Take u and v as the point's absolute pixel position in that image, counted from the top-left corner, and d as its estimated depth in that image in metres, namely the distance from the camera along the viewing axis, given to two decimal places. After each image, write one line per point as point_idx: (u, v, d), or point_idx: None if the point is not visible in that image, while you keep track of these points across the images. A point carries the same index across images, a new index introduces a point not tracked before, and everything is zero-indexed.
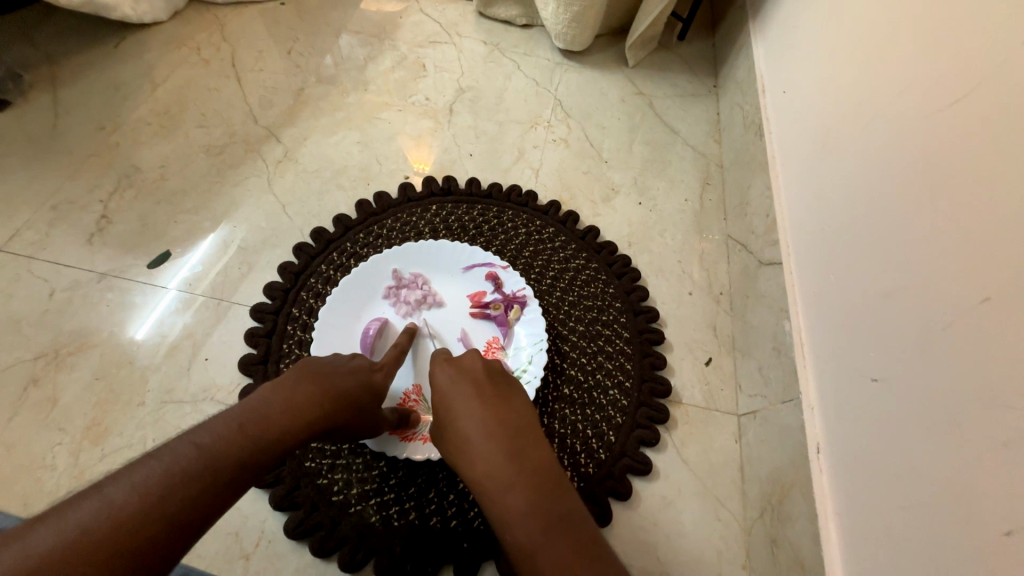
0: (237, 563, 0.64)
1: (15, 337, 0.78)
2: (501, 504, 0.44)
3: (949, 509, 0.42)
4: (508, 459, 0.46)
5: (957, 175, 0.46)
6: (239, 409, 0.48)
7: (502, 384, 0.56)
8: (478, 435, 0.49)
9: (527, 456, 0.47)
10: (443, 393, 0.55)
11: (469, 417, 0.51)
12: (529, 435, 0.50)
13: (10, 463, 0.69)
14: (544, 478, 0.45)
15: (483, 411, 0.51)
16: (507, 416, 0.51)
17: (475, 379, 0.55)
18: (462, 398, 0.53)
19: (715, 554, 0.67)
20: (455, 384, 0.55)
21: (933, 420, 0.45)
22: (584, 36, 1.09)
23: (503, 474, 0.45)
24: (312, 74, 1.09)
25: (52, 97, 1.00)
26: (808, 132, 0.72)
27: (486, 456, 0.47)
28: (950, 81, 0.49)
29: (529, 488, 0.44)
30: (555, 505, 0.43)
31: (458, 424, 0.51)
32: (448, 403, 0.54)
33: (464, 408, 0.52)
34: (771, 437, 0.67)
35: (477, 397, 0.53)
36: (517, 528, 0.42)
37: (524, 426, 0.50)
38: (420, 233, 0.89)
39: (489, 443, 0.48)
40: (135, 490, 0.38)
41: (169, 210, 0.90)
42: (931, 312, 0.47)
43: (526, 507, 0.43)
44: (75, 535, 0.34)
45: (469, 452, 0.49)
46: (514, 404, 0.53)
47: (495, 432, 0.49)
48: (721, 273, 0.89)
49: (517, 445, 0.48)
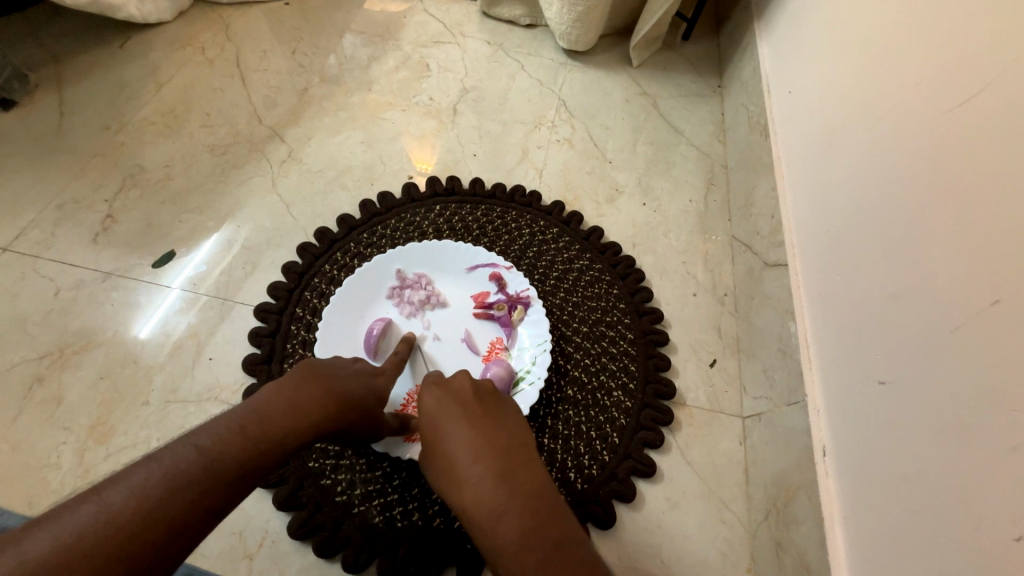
0: (240, 563, 0.64)
1: (20, 337, 0.78)
2: (491, 529, 0.43)
3: (959, 512, 0.41)
4: (498, 481, 0.45)
5: (965, 175, 0.46)
6: (240, 410, 0.47)
7: (491, 405, 0.55)
8: (466, 458, 0.48)
9: (518, 476, 0.46)
10: (430, 416, 0.54)
11: (457, 439, 0.50)
12: (520, 455, 0.48)
13: (15, 462, 0.69)
14: (536, 499, 0.44)
15: (471, 432, 0.50)
16: (497, 437, 0.50)
17: (463, 401, 0.54)
18: (450, 421, 0.52)
19: (719, 557, 0.67)
20: (443, 407, 0.54)
21: (937, 428, 0.44)
22: (588, 36, 1.09)
23: (493, 495, 0.44)
24: (316, 74, 1.09)
25: (57, 97, 1.00)
26: (813, 132, 0.72)
27: (474, 481, 0.46)
28: (960, 81, 0.48)
29: (520, 511, 0.43)
30: (549, 528, 0.42)
31: (447, 448, 0.50)
32: (435, 427, 0.52)
33: (452, 430, 0.51)
34: (776, 440, 0.67)
35: (466, 418, 0.52)
36: (509, 555, 0.41)
37: (515, 446, 0.49)
38: (424, 233, 0.88)
39: (477, 465, 0.47)
40: (133, 493, 0.38)
41: (174, 210, 0.90)
42: (938, 316, 0.46)
43: (518, 532, 0.42)
44: (71, 539, 0.34)
45: (457, 475, 0.48)
46: (505, 423, 0.52)
47: (483, 454, 0.48)
48: (725, 274, 0.88)
49: (507, 466, 0.47)
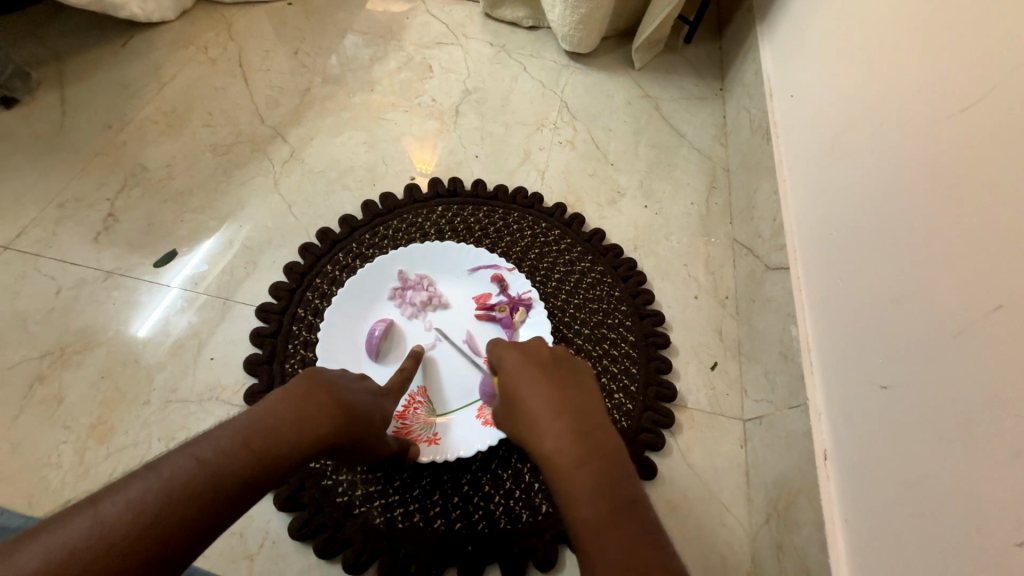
0: (241, 563, 0.64)
1: (20, 335, 0.78)
2: (567, 477, 0.42)
3: (963, 519, 0.41)
4: (577, 436, 0.44)
5: (969, 179, 0.46)
6: (247, 418, 0.46)
7: (566, 367, 0.52)
8: (546, 411, 0.47)
9: (597, 436, 0.45)
10: (510, 373, 0.52)
11: (536, 396, 0.48)
12: (597, 416, 0.47)
13: (15, 461, 0.69)
14: (614, 458, 0.43)
15: (549, 389, 0.49)
16: (576, 397, 0.48)
17: (540, 362, 0.52)
18: (528, 378, 0.50)
19: (720, 559, 0.67)
20: (522, 365, 0.52)
21: (943, 427, 0.44)
22: (590, 38, 1.09)
23: (572, 450, 0.43)
24: (318, 74, 1.09)
25: (59, 95, 1.00)
26: (815, 136, 0.72)
27: (554, 434, 0.45)
28: (961, 87, 0.49)
29: (598, 468, 0.42)
30: (624, 485, 0.42)
31: (526, 403, 0.48)
32: (514, 386, 0.50)
33: (531, 387, 0.49)
34: (777, 442, 0.67)
35: (545, 378, 0.50)
36: (583, 503, 0.41)
37: (594, 407, 0.48)
38: (426, 234, 0.89)
39: (558, 420, 0.46)
40: (130, 507, 0.37)
41: (175, 209, 0.90)
42: (944, 319, 0.46)
43: (595, 487, 0.41)
44: (63, 555, 0.34)
45: (535, 430, 0.46)
46: (583, 386, 0.51)
47: (563, 411, 0.46)
48: (726, 277, 0.89)
49: (585, 425, 0.45)
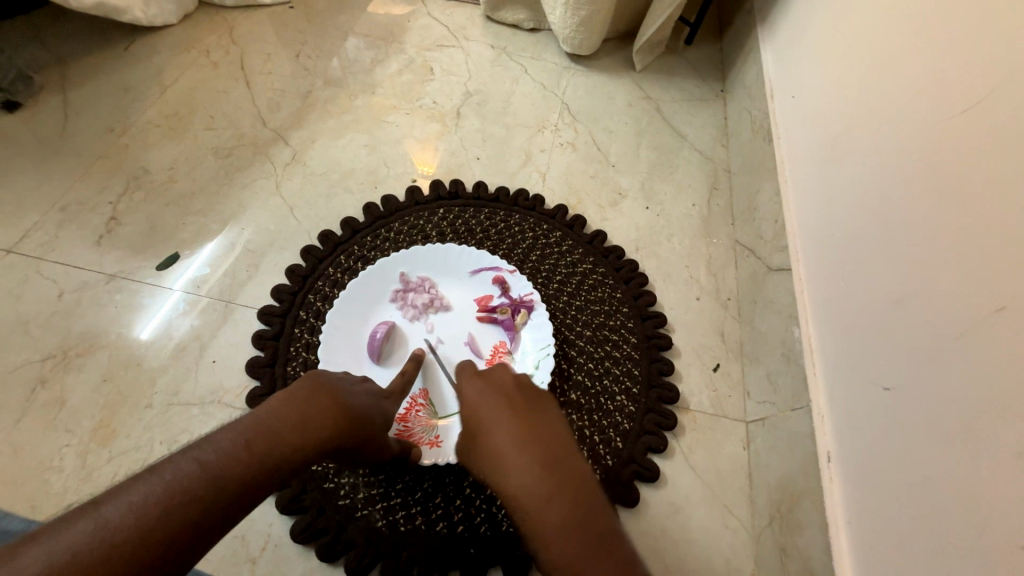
0: (243, 566, 0.64)
1: (23, 339, 0.78)
2: (535, 516, 0.38)
3: (967, 521, 0.41)
4: (543, 468, 0.40)
5: (972, 180, 0.46)
6: (248, 422, 0.46)
7: (532, 395, 0.49)
8: (510, 444, 0.43)
9: (565, 465, 0.41)
10: (472, 406, 0.48)
11: (499, 428, 0.45)
12: (564, 445, 0.43)
13: (17, 464, 0.69)
14: (585, 490, 0.39)
15: (514, 420, 0.45)
16: (542, 426, 0.44)
17: (504, 392, 0.49)
18: (491, 410, 0.46)
19: (723, 561, 0.67)
20: (485, 398, 0.48)
21: (946, 429, 0.44)
22: (591, 40, 1.09)
23: (539, 485, 0.40)
24: (319, 77, 1.09)
25: (61, 99, 1.00)
26: (817, 137, 0.72)
27: (519, 468, 0.41)
28: (962, 88, 0.49)
29: (568, 502, 0.38)
30: (598, 521, 0.38)
31: (489, 437, 0.45)
32: (477, 419, 0.47)
33: (495, 418, 0.46)
34: (780, 444, 0.67)
35: (509, 408, 0.46)
36: (555, 543, 0.37)
37: (561, 435, 0.44)
38: (428, 236, 0.89)
39: (523, 453, 0.42)
40: (132, 510, 0.37)
41: (177, 212, 0.90)
42: (946, 320, 0.46)
43: (566, 523, 0.37)
44: (65, 559, 0.33)
45: (499, 465, 0.42)
46: (549, 413, 0.47)
47: (528, 443, 0.43)
48: (728, 278, 0.88)
49: (552, 455, 0.42)
